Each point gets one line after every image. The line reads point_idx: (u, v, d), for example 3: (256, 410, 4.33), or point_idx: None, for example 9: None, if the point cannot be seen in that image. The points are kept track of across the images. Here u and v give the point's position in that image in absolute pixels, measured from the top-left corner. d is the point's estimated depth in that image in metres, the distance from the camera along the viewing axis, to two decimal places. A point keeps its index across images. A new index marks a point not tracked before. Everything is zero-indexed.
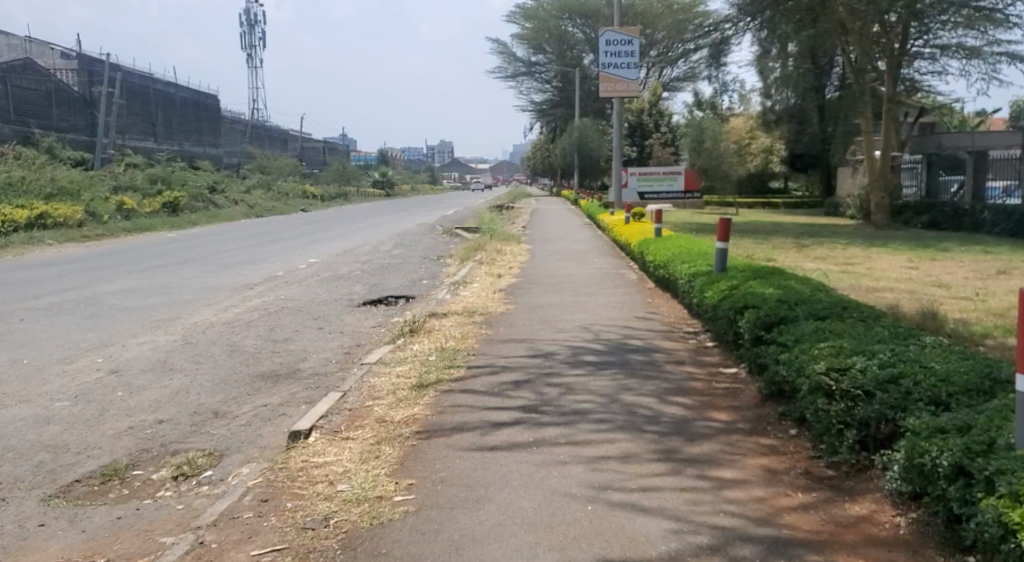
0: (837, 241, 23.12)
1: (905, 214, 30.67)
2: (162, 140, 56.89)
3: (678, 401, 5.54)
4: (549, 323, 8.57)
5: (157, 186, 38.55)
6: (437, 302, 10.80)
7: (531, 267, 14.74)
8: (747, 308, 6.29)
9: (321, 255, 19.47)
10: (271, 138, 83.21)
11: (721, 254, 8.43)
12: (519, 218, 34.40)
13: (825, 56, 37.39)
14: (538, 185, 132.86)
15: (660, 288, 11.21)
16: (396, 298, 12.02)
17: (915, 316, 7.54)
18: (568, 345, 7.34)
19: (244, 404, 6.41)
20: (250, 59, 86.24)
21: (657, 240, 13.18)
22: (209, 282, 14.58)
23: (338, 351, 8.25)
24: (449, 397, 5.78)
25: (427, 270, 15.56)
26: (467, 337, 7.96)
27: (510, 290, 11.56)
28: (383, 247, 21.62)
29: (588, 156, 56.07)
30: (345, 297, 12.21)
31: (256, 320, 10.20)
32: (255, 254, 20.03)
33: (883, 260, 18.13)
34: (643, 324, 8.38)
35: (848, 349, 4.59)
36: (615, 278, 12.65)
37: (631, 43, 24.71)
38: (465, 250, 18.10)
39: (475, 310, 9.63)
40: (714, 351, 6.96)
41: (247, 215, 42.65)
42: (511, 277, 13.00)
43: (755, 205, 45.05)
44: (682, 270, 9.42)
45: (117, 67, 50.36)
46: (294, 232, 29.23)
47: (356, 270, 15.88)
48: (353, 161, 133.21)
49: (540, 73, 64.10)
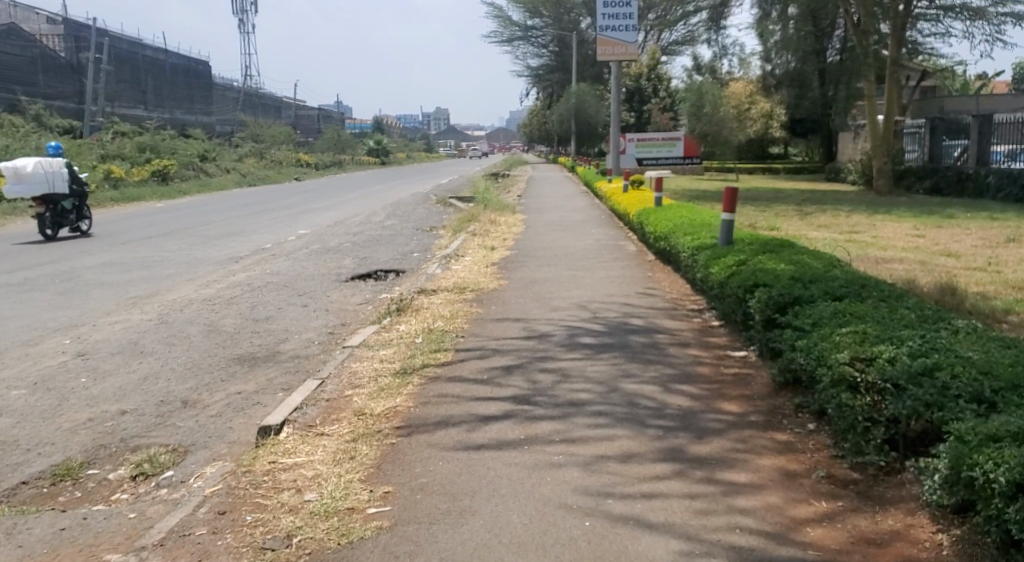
0: (839, 208, 22.65)
1: (908, 180, 30.20)
2: (153, 107, 55.93)
3: (683, 389, 5.11)
4: (545, 300, 8.12)
5: (147, 154, 37.88)
6: (428, 276, 10.32)
7: (526, 238, 14.26)
8: (758, 288, 5.84)
9: (312, 226, 18.96)
10: (264, 105, 82.10)
11: (726, 227, 7.96)
12: (515, 186, 33.85)
13: (827, 18, 36.57)
14: (535, 152, 131.66)
15: (661, 260, 10.75)
16: (386, 272, 11.55)
17: (933, 291, 7.09)
18: (563, 326, 6.89)
19: (217, 391, 5.97)
20: (241, 24, 84.71)
21: (658, 209, 12.69)
22: (193, 255, 14.11)
23: (321, 331, 7.79)
24: (435, 385, 5.34)
25: (419, 242, 15.08)
26: (457, 316, 7.51)
27: (504, 263, 11.10)
28: (376, 217, 21.09)
29: (585, 122, 55.30)
30: (332, 271, 11.74)
31: (237, 296, 9.73)
32: (245, 225, 19.52)
33: (888, 228, 17.67)
34: (644, 301, 7.94)
35: (873, 335, 4.13)
36: (614, 249, 12.20)
37: (629, 4, 23.99)
38: (459, 221, 17.59)
39: (467, 286, 9.15)
40: (722, 332, 6.52)
41: (240, 184, 42.05)
42: (506, 249, 12.53)
43: (755, 171, 44.43)
44: (685, 244, 8.95)
45: (104, 33, 49.32)
46: (287, 202, 28.69)
47: (346, 242, 15.38)
48: (348, 128, 131.85)
49: (536, 37, 63.00)
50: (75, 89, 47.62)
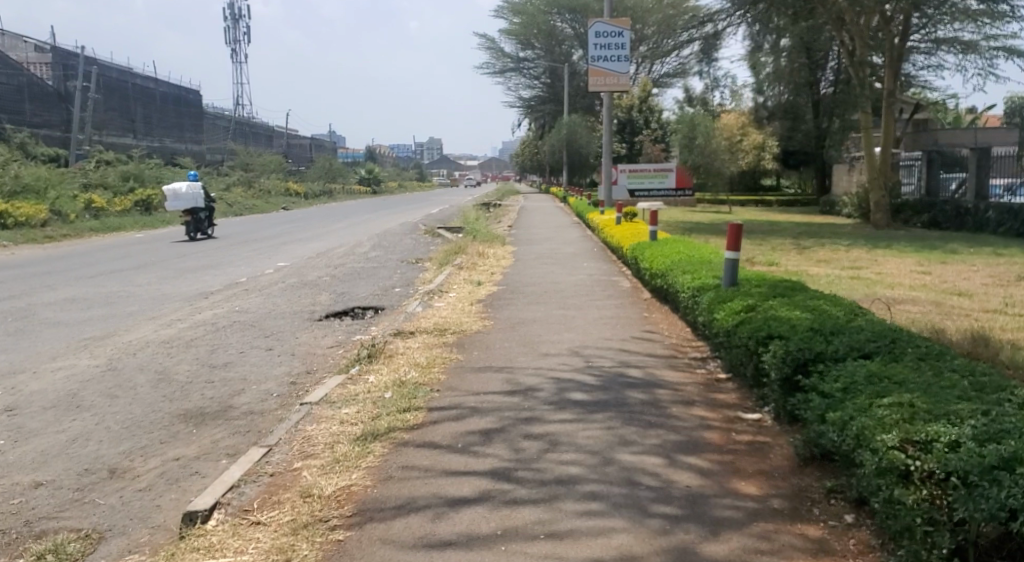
0: (839, 242, 22.05)
1: (905, 213, 29.82)
2: (142, 136, 55.32)
3: (691, 463, 4.33)
4: (532, 344, 7.33)
5: (130, 184, 37.17)
6: (408, 315, 9.54)
7: (515, 272, 13.54)
8: (773, 338, 5.11)
9: (292, 258, 18.22)
10: (255, 134, 81.69)
11: (731, 266, 7.24)
12: (506, 217, 33.19)
13: (820, 50, 36.37)
14: (527, 182, 131.66)
15: (658, 298, 10.02)
16: (364, 310, 10.78)
17: (965, 342, 6.34)
18: (551, 377, 6.10)
19: (153, 458, 5.16)
20: (233, 54, 84.52)
21: (653, 244, 12.00)
22: (164, 289, 13.37)
23: (282, 381, 6.98)
24: (399, 455, 4.56)
25: (402, 276, 14.33)
26: (434, 364, 6.71)
27: (490, 301, 10.33)
28: (360, 248, 20.36)
29: (576, 153, 54.96)
30: (305, 308, 10.95)
31: (198, 339, 8.95)
32: (224, 257, 18.79)
33: (891, 263, 17.05)
34: (641, 346, 7.18)
35: (924, 411, 3.40)
36: (608, 286, 11.45)
37: (622, 34, 23.53)
38: (445, 253, 16.88)
39: (448, 327, 8.38)
40: (732, 386, 5.78)
41: (226, 214, 41.34)
42: (492, 285, 11.80)
43: (749, 203, 44.06)
44: (684, 283, 8.23)
45: (92, 61, 48.84)
46: (272, 232, 28.01)
47: (325, 276, 14.63)
48: (341, 158, 131.65)
49: (528, 69, 62.83)
50: (62, 118, 47.07)
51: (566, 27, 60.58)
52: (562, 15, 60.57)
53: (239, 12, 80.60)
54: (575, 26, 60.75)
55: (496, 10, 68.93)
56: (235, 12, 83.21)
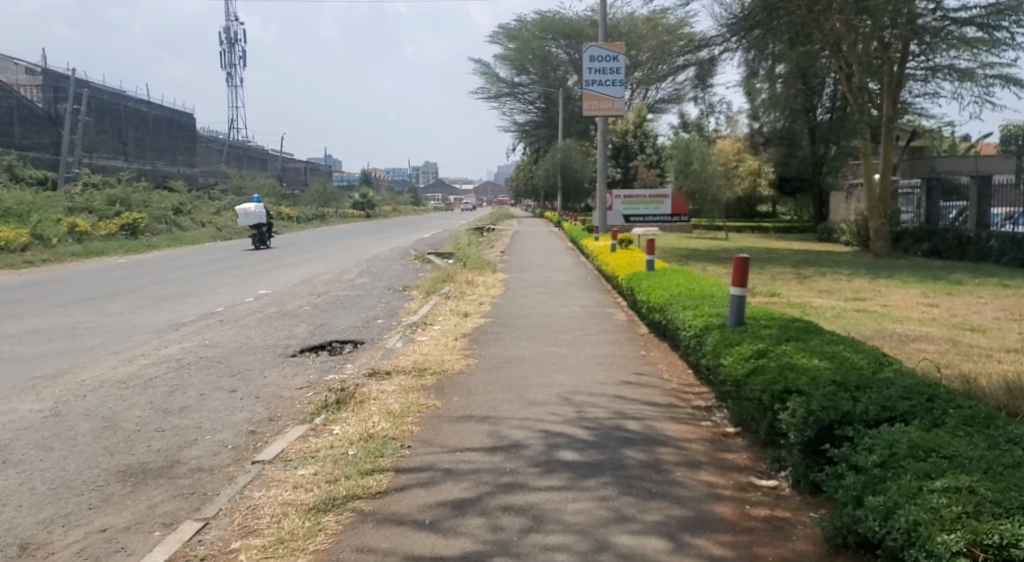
0: (839, 271, 21.51)
1: (905, 241, 29.37)
2: (133, 159, 54.66)
3: (700, 548, 3.63)
4: (519, 388, 6.65)
5: (117, 207, 36.47)
6: (387, 351, 8.85)
7: (505, 302, 12.89)
8: (793, 394, 4.45)
9: (275, 285, 17.57)
10: (249, 158, 81.29)
11: (737, 303, 6.62)
12: (500, 242, 32.60)
13: (817, 77, 36.07)
14: (522, 206, 131.44)
15: (656, 333, 9.37)
16: (341, 344, 10.10)
17: (1000, 395, 5.69)
18: (539, 428, 5.43)
19: (73, 530, 4.45)
20: (228, 78, 84.27)
21: (650, 274, 11.39)
22: (134, 320, 12.67)
23: (240, 431, 6.31)
24: (355, 533, 3.86)
25: (386, 305, 13.65)
26: (407, 414, 6.02)
27: (476, 335, 9.66)
28: (346, 275, 19.73)
29: (571, 178, 54.54)
30: (279, 342, 10.25)
31: (158, 379, 8.23)
32: (204, 284, 18.12)
33: (896, 294, 16.52)
34: (639, 391, 6.53)
35: (992, 505, 2.73)
36: (603, 319, 10.81)
37: (617, 59, 23.08)
38: (433, 280, 16.22)
39: (428, 366, 7.69)
40: (742, 443, 5.12)
41: (214, 238, 40.65)
42: (480, 317, 11.13)
43: (744, 229, 43.66)
44: (685, 320, 7.60)
45: (83, 84, 48.22)
46: (259, 257, 27.46)
47: (306, 306, 13.98)
48: (336, 181, 131.37)
49: (523, 94, 62.59)
50: (52, 140, 46.48)
51: (561, 53, 60.51)
52: (557, 41, 60.52)
53: (235, 36, 80.40)
54: (570, 52, 60.69)
55: (491, 35, 68.90)
56: (231, 36, 83.09)
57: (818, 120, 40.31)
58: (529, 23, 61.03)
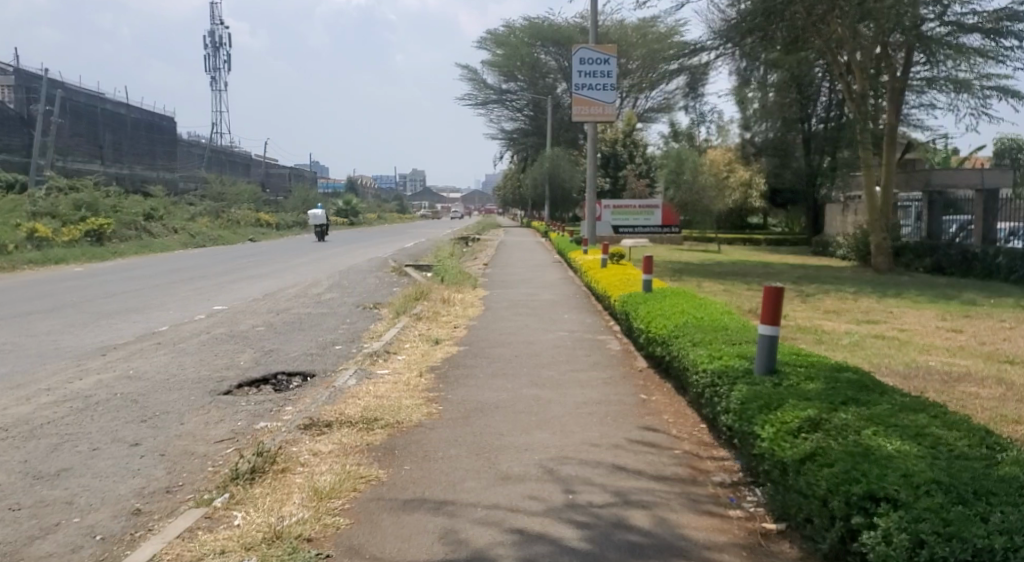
0: (845, 289, 20.19)
1: (906, 256, 28.19)
2: (110, 162, 52.77)
3: None
4: (488, 452, 5.19)
5: (83, 212, 34.76)
6: (336, 389, 7.33)
7: (483, 325, 11.43)
8: (884, 504, 3.00)
9: (233, 300, 16.06)
10: (232, 163, 79.59)
11: (767, 345, 5.20)
12: (484, 253, 31.21)
13: (813, 85, 34.92)
14: (507, 214, 129.96)
15: (656, 367, 7.93)
16: (288, 378, 8.62)
17: None
18: (512, 526, 3.94)
19: None
20: (213, 82, 82.65)
21: (649, 297, 9.98)
22: (58, 341, 11.13)
23: (121, 510, 4.78)
24: None
25: (350, 327, 12.13)
26: (338, 493, 4.52)
27: (445, 369, 8.18)
28: (315, 289, 18.24)
29: (559, 188, 53.26)
30: (214, 375, 8.73)
31: (50, 426, 6.69)
32: (156, 298, 16.59)
33: (912, 317, 15.18)
34: (643, 457, 5.08)
35: None
36: (593, 349, 9.33)
37: (608, 62, 21.73)
38: (405, 296, 14.71)
39: (378, 415, 6.19)
40: (793, 554, 3.64)
41: (186, 246, 39.00)
42: (451, 344, 9.67)
43: (736, 241, 42.46)
44: (696, 360, 6.15)
45: (57, 84, 46.37)
46: (229, 266, 26.07)
47: (259, 326, 12.47)
48: (321, 187, 129.49)
49: (511, 101, 61.28)
50: (23, 143, 44.65)
51: (550, 60, 59.47)
52: (546, 47, 59.38)
53: (220, 40, 78.81)
54: (560, 59, 59.68)
55: (480, 41, 67.66)
56: (216, 40, 81.62)
57: (813, 130, 39.41)
58: (517, 29, 59.92)
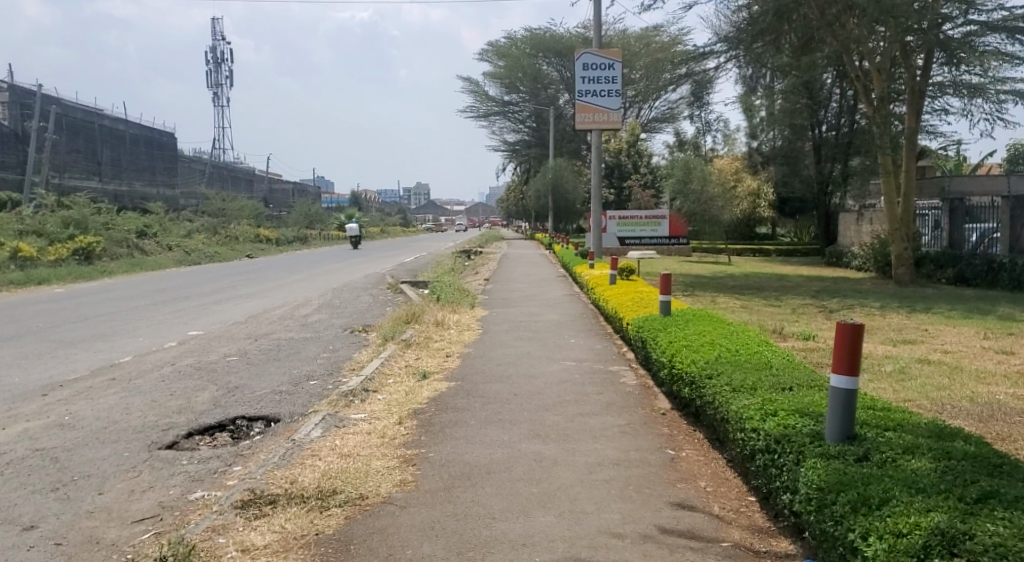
0: (871, 304, 18.83)
1: (927, 267, 26.79)
2: (108, 179, 51.60)
3: None
4: (472, 550, 3.89)
5: (71, 230, 33.62)
6: (297, 445, 6.05)
7: (479, 353, 10.15)
8: None
9: (210, 325, 14.71)
10: (233, 178, 78.52)
11: (842, 402, 3.92)
12: (485, 267, 30.00)
13: (824, 90, 33.59)
14: (513, 226, 128.44)
15: (682, 410, 6.65)
16: (248, 425, 7.38)
17: None
18: None
19: None
20: (214, 97, 81.85)
21: (669, 323, 8.69)
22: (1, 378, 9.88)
23: None
24: None
25: (333, 355, 10.84)
26: None
27: (432, 414, 6.87)
28: (301, 310, 16.87)
29: (563, 199, 52.05)
30: (163, 421, 7.46)
31: None
32: (129, 322, 15.38)
33: (951, 336, 13.81)
34: (681, 557, 3.76)
35: None
36: (605, 385, 7.97)
37: (613, 67, 20.51)
38: (395, 318, 13.41)
39: (339, 485, 4.88)
40: None
41: (180, 263, 37.83)
42: (441, 379, 8.40)
43: (746, 252, 41.18)
44: (741, 414, 4.85)
45: (51, 100, 45.05)
46: (218, 285, 24.78)
47: (232, 356, 11.18)
48: (325, 203, 128.38)
49: (513, 112, 60.14)
50: (17, 160, 43.43)
51: (553, 70, 58.34)
52: (548, 58, 58.30)
53: (222, 55, 77.99)
54: (563, 70, 58.54)
55: (482, 53, 66.63)
56: (217, 56, 80.94)
57: (823, 136, 37.48)
58: (519, 40, 58.90)
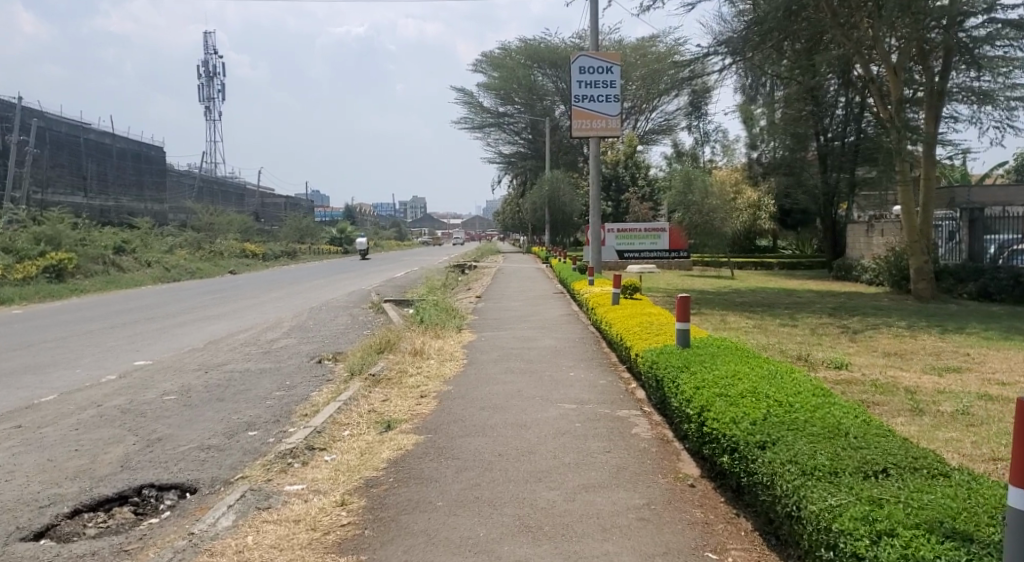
0: (896, 323, 17.25)
1: (946, 280, 25.09)
2: (93, 194, 49.85)
3: None
4: None
5: (43, 246, 31.92)
6: (195, 544, 4.37)
7: (460, 392, 8.47)
8: None
9: (159, 354, 12.95)
10: (225, 193, 76.90)
11: None
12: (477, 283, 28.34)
13: (831, 96, 32.06)
14: (508, 240, 126.55)
15: (716, 485, 5.03)
16: (153, 499, 5.70)
17: None
18: None
19: None
20: (206, 111, 80.40)
21: (688, 357, 7.07)
22: None
23: None
24: None
25: (289, 393, 9.19)
26: None
27: (387, 488, 5.20)
28: (267, 334, 15.13)
29: (559, 212, 50.42)
30: (45, 493, 5.80)
31: None
32: (70, 351, 13.63)
33: (999, 362, 12.18)
34: None
35: None
36: (612, 439, 6.32)
37: (611, 71, 19.00)
38: (368, 345, 11.72)
39: None
40: None
41: (160, 281, 36.03)
42: (409, 431, 6.74)
43: (749, 265, 39.67)
44: (825, 521, 3.24)
45: (31, 113, 43.42)
46: (189, 304, 23.07)
47: (172, 394, 9.49)
48: (318, 217, 126.64)
49: (509, 124, 58.69)
50: None
51: (548, 81, 56.85)
52: (543, 69, 56.80)
53: (215, 70, 76.52)
54: (558, 81, 57.04)
55: (476, 64, 65.22)
56: (209, 69, 79.44)
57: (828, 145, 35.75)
58: (514, 51, 57.46)
